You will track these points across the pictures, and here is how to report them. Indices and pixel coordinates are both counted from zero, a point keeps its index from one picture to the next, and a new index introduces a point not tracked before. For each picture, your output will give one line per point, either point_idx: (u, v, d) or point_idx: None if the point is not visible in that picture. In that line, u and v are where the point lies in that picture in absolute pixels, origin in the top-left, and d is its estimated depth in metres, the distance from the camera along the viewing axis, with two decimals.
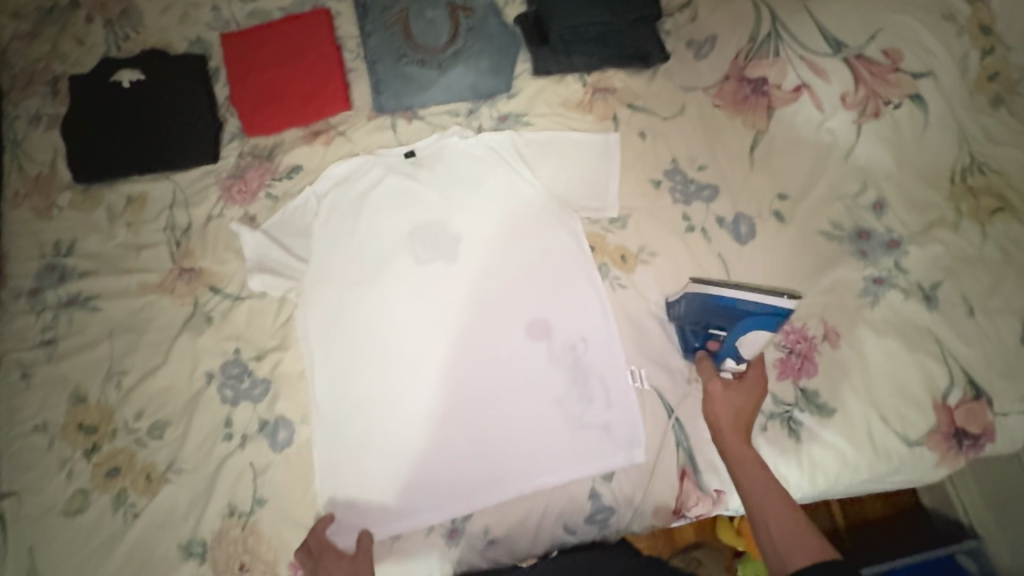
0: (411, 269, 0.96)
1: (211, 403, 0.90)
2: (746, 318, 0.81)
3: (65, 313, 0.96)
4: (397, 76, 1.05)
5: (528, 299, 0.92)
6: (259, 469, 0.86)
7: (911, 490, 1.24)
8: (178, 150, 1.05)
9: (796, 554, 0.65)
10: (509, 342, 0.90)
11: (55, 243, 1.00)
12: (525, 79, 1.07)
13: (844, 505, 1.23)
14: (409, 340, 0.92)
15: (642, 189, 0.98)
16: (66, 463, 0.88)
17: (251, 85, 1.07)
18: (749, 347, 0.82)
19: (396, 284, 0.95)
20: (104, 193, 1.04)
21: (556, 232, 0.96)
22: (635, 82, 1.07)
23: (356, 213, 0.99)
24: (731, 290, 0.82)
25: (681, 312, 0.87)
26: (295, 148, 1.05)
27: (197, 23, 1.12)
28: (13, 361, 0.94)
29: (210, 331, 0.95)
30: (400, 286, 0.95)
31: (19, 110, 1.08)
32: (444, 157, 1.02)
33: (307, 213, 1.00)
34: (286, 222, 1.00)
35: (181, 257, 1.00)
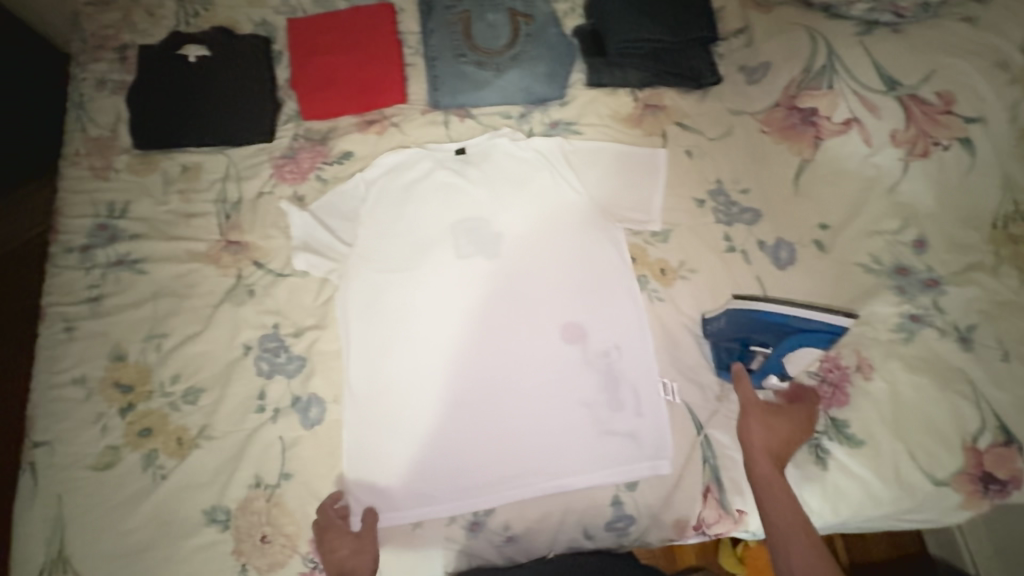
0: (452, 262, 0.97)
1: (247, 374, 0.92)
2: (795, 335, 0.85)
3: (113, 272, 0.98)
4: (455, 73, 1.07)
5: (565, 302, 0.93)
6: (289, 443, 0.88)
7: (917, 535, 1.24)
8: (235, 125, 1.08)
9: None
10: (544, 343, 0.91)
11: (109, 204, 1.03)
12: (578, 88, 1.10)
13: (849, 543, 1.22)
14: (445, 331, 0.93)
15: (686, 205, 0.99)
16: (101, 418, 0.90)
17: (312, 70, 1.10)
18: (795, 364, 0.88)
19: (437, 275, 0.96)
20: (161, 160, 1.06)
21: (598, 239, 0.96)
22: (685, 101, 1.09)
23: (403, 203, 1.01)
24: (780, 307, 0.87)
25: (720, 328, 0.89)
26: (349, 134, 1.08)
27: (265, 6, 1.16)
28: (57, 314, 0.96)
29: (252, 303, 0.97)
30: (440, 278, 0.96)
31: (86, 73, 1.12)
32: (493, 156, 1.03)
33: (356, 197, 1.02)
34: (333, 206, 1.02)
35: (229, 229, 1.02)
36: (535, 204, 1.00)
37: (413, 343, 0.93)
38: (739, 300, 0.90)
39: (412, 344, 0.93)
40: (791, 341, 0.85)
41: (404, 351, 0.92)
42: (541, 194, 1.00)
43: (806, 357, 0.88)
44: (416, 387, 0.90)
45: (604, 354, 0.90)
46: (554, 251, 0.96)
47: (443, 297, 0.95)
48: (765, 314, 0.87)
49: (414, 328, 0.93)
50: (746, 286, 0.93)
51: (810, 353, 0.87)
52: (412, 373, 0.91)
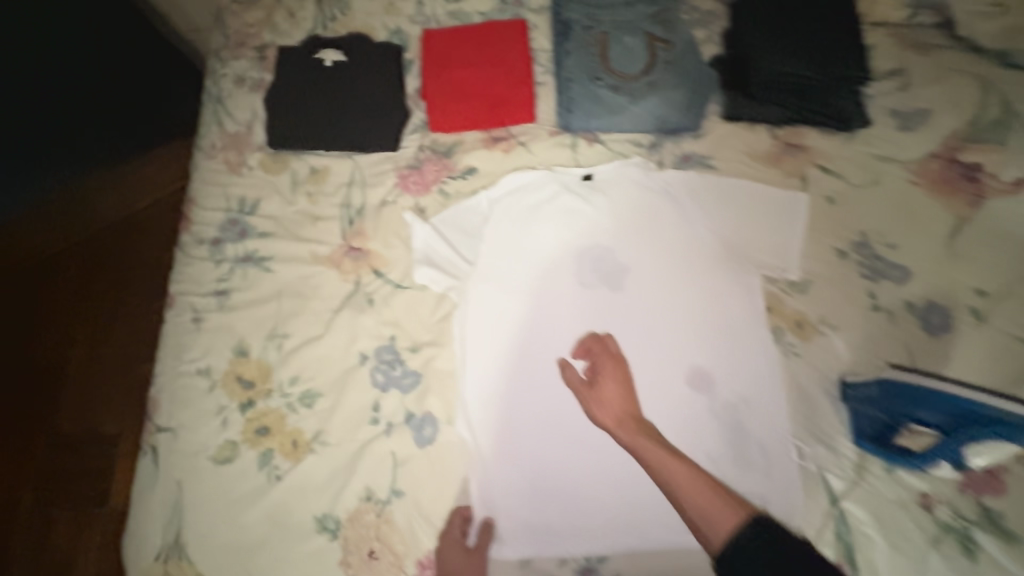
0: (575, 292, 0.95)
1: (362, 383, 0.92)
2: (981, 429, 0.72)
3: (240, 267, 1.01)
4: (589, 96, 1.05)
5: (693, 347, 0.89)
6: (401, 459, 0.87)
7: None
8: (364, 132, 1.09)
9: None
10: (669, 387, 0.88)
11: (240, 200, 1.06)
12: (713, 120, 1.05)
13: None
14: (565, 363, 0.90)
15: (826, 256, 0.94)
16: (222, 411, 0.92)
17: (443, 82, 1.10)
18: (978, 456, 0.74)
19: (559, 303, 0.94)
20: (291, 160, 1.09)
21: (731, 284, 0.92)
22: (829, 143, 1.03)
23: (526, 226, 1.00)
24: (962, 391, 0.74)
25: (871, 396, 0.81)
26: (474, 150, 1.07)
27: (400, 15, 1.17)
28: (187, 304, 0.99)
29: (371, 312, 0.97)
30: (562, 307, 0.94)
31: (227, 70, 1.15)
32: (621, 184, 1.00)
33: (479, 215, 1.01)
34: (456, 221, 1.01)
35: (351, 235, 1.03)
36: (664, 239, 0.97)
37: (531, 371, 0.91)
38: (898, 371, 0.81)
39: (531, 372, 0.91)
40: (972, 432, 0.73)
41: (523, 378, 0.90)
42: (671, 229, 0.97)
43: (994, 452, 0.74)
44: (534, 418, 0.88)
45: (733, 408, 0.86)
46: (682, 291, 0.93)
47: (564, 327, 0.93)
48: (953, 396, 0.74)
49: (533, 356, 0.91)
50: (892, 349, 0.87)
51: (1002, 449, 0.73)
52: (530, 403, 0.89)
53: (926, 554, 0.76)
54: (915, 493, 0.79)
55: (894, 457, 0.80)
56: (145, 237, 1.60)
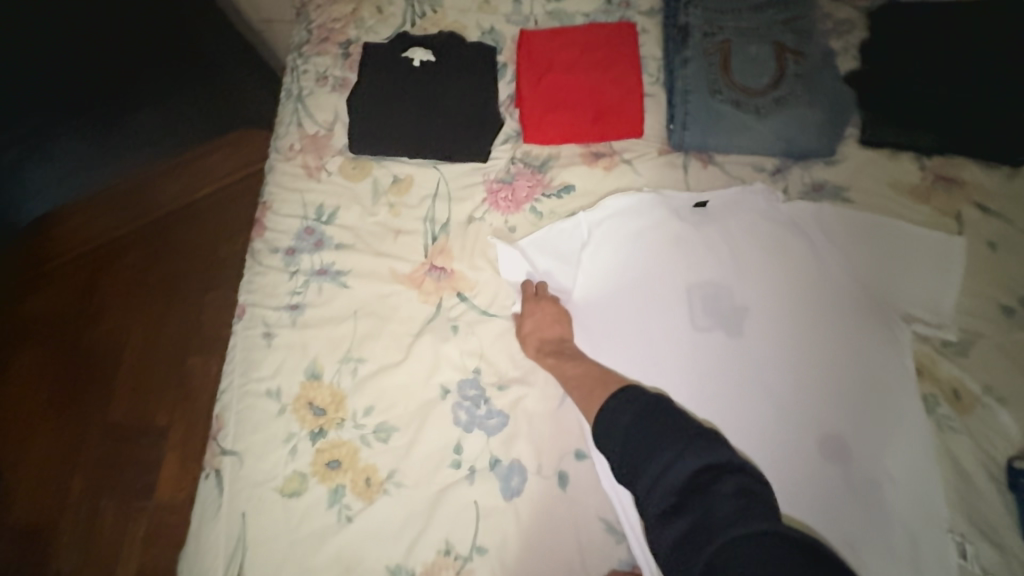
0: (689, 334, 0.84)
1: (443, 420, 0.84)
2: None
3: (315, 281, 0.94)
4: (708, 111, 0.93)
5: (828, 409, 0.77)
6: (484, 511, 0.78)
7: None
8: (453, 139, 1.00)
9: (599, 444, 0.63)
10: (798, 456, 0.76)
11: (318, 207, 0.99)
12: (849, 146, 0.93)
13: None
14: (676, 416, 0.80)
15: (988, 313, 0.80)
16: (291, 438, 0.85)
17: (541, 88, 1.00)
18: None
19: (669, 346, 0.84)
20: (373, 166, 1.01)
21: (875, 339, 0.79)
22: (988, 178, 0.89)
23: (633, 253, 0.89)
24: None
25: None
26: (573, 165, 0.97)
27: (496, 13, 1.08)
28: (258, 316, 0.93)
29: (454, 340, 0.88)
30: (672, 350, 0.83)
31: (308, 65, 1.08)
32: (743, 213, 0.89)
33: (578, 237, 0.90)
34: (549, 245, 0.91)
35: (435, 252, 0.94)
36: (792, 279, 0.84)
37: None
38: None
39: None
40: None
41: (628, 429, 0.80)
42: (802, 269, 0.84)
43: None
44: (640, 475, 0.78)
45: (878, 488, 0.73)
46: (814, 342, 0.80)
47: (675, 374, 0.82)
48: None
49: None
50: None
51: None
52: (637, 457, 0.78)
53: None
54: None
55: None
56: (203, 229, 1.57)
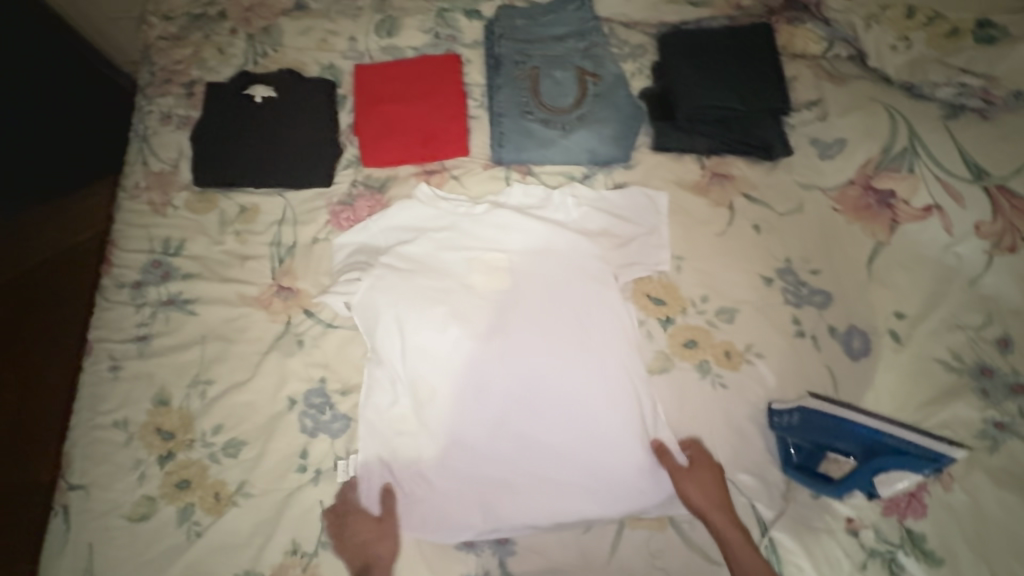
0: (461, 314, 0.93)
1: (290, 429, 0.89)
2: (887, 457, 0.77)
3: (162, 311, 0.97)
4: (521, 131, 1.06)
5: (602, 413, 0.86)
6: (329, 508, 0.85)
7: None
8: (295, 167, 1.07)
9: None
10: (590, 460, 0.85)
11: (165, 240, 1.02)
12: (643, 152, 1.08)
13: None
14: (424, 378, 0.90)
15: (753, 283, 0.96)
16: (139, 465, 0.87)
17: (375, 118, 1.09)
18: (886, 487, 0.77)
19: (437, 326, 0.92)
20: (219, 199, 1.06)
21: (628, 347, 0.90)
22: (754, 172, 1.06)
23: (391, 271, 0.95)
24: (873, 421, 0.80)
25: (790, 425, 0.84)
26: (408, 184, 1.06)
27: (333, 50, 1.17)
28: (105, 351, 0.95)
29: (300, 354, 0.94)
30: (516, 330, 0.92)
31: (153, 107, 1.13)
32: (524, 244, 0.98)
33: (376, 253, 0.99)
34: (366, 262, 0.98)
35: (282, 273, 1.01)
36: (551, 296, 0.94)
37: (536, 392, 0.88)
38: (814, 398, 0.84)
39: (554, 395, 0.88)
40: (881, 460, 0.77)
41: (560, 400, 0.88)
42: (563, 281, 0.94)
43: (904, 480, 0.77)
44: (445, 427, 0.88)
45: (644, 468, 0.84)
46: (587, 356, 0.90)
47: (472, 351, 0.91)
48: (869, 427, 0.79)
49: (564, 378, 0.89)
50: (820, 377, 0.89)
51: (907, 477, 0.76)
52: (556, 423, 0.87)
53: None
54: (842, 519, 0.81)
55: (813, 484, 0.82)
56: (65, 278, 1.53)
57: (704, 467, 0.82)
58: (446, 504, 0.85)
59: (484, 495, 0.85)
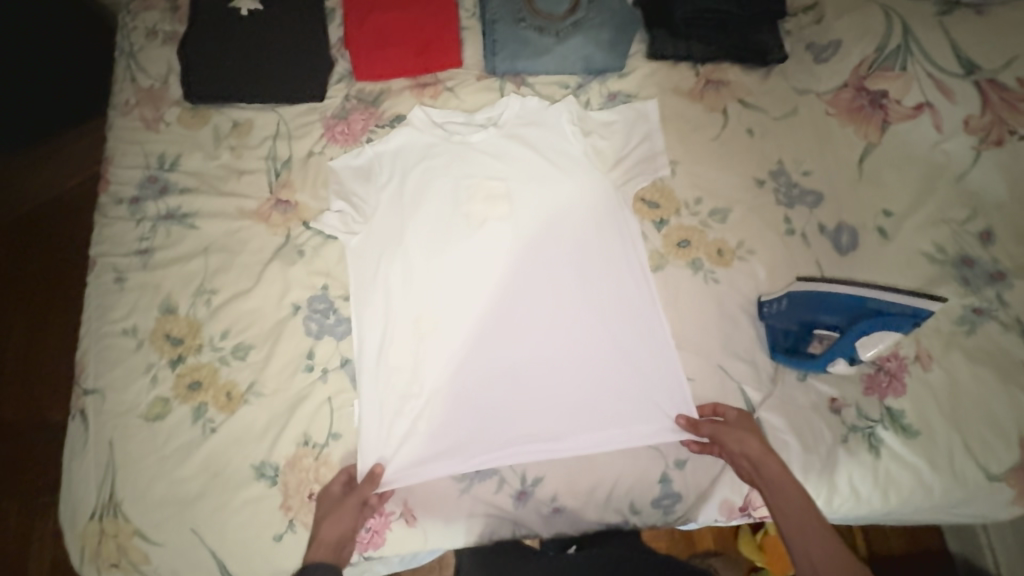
0: (462, 249, 0.95)
1: (296, 333, 0.92)
2: (869, 319, 0.82)
3: (163, 225, 0.98)
4: (515, 39, 1.04)
5: (602, 338, 0.91)
6: (338, 404, 0.89)
7: (937, 532, 1.23)
8: (288, 82, 1.06)
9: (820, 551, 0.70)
10: (588, 383, 0.89)
11: (160, 156, 1.02)
12: (637, 60, 1.07)
13: (867, 534, 1.22)
14: (426, 311, 0.92)
15: (745, 185, 0.98)
16: (152, 368, 0.90)
17: (365, 27, 1.06)
18: (868, 347, 0.82)
19: (441, 261, 0.94)
20: (211, 114, 1.05)
21: (633, 272, 0.93)
22: (748, 78, 1.06)
23: (389, 207, 0.95)
24: (855, 290, 0.85)
25: (778, 309, 0.88)
26: (401, 97, 1.06)
27: None
28: (108, 265, 0.96)
29: (302, 263, 0.96)
30: (516, 264, 0.94)
31: (137, 22, 1.10)
32: (520, 168, 0.97)
33: (367, 181, 0.96)
34: (351, 190, 0.95)
35: (279, 187, 1.01)
36: (551, 229, 0.96)
37: (537, 324, 0.92)
38: (799, 282, 0.89)
39: (554, 327, 0.92)
40: (863, 323, 0.82)
41: (559, 332, 0.92)
42: (557, 212, 0.96)
43: (883, 342, 0.82)
44: (434, 353, 0.90)
45: (642, 386, 0.88)
46: (587, 287, 0.93)
47: (475, 285, 0.93)
48: (852, 296, 0.84)
49: (563, 311, 0.92)
50: (810, 272, 0.92)
51: (887, 339, 0.81)
52: (545, 346, 0.91)
53: (834, 450, 0.83)
54: (826, 399, 0.86)
55: (801, 364, 0.86)
56: (56, 218, 1.52)
57: (741, 416, 0.84)
58: (441, 426, 0.87)
59: (483, 421, 0.87)
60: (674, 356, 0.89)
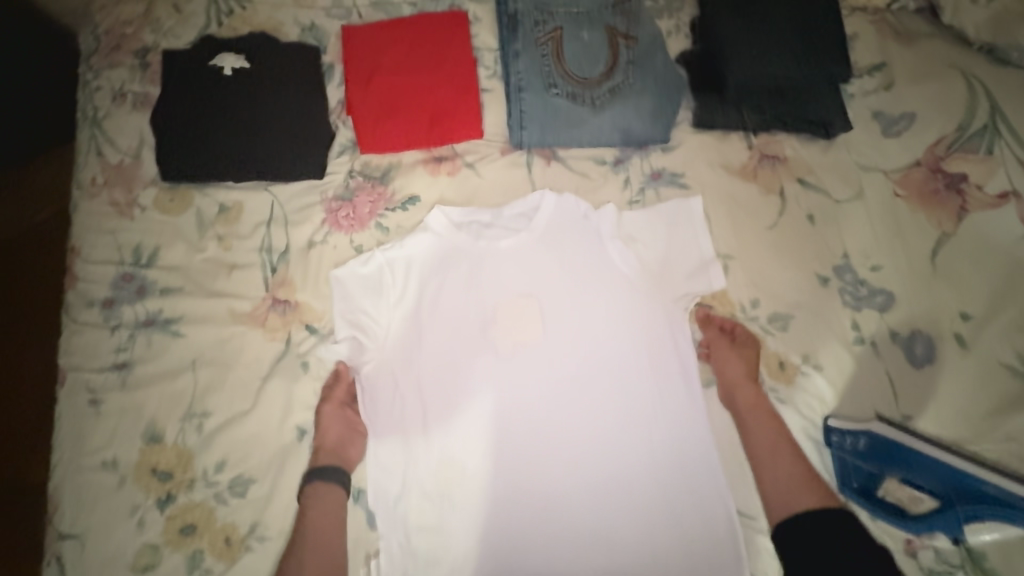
0: (490, 381, 0.83)
1: (303, 464, 0.82)
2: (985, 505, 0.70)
3: (142, 334, 0.85)
4: (544, 108, 0.90)
5: (653, 486, 0.80)
6: (355, 546, 0.80)
7: None
8: (281, 156, 0.91)
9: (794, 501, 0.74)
10: (636, 544, 0.78)
11: (135, 249, 0.88)
12: (683, 129, 0.94)
13: None
14: (449, 454, 0.81)
15: (806, 284, 0.87)
16: (136, 510, 0.79)
17: (374, 93, 0.93)
18: (974, 532, 0.71)
19: (466, 395, 0.83)
20: (194, 196, 0.90)
21: (687, 405, 0.82)
22: (809, 151, 0.93)
23: (409, 332, 0.85)
24: (971, 465, 0.72)
25: (858, 449, 0.77)
26: (413, 174, 0.92)
27: (314, 7, 0.98)
28: (81, 383, 0.83)
29: (308, 378, 0.85)
30: (551, 399, 0.82)
31: (101, 81, 0.94)
32: (551, 274, 0.86)
33: (383, 296, 0.86)
34: (367, 304, 0.86)
35: (276, 285, 0.88)
36: (588, 345, 0.83)
37: (576, 471, 0.80)
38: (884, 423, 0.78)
39: (596, 474, 0.80)
40: (977, 507, 0.71)
41: (602, 481, 0.80)
42: (594, 326, 0.84)
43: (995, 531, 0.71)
44: (458, 495, 0.80)
45: (701, 542, 0.78)
46: (634, 424, 0.81)
47: (503, 423, 0.82)
48: (956, 471, 0.73)
49: (604, 445, 0.81)
50: (880, 389, 0.82)
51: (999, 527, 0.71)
52: (582, 488, 0.80)
53: None
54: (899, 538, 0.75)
55: (878, 511, 0.76)
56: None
57: (750, 338, 0.84)
58: None
59: None
60: (733, 504, 0.79)
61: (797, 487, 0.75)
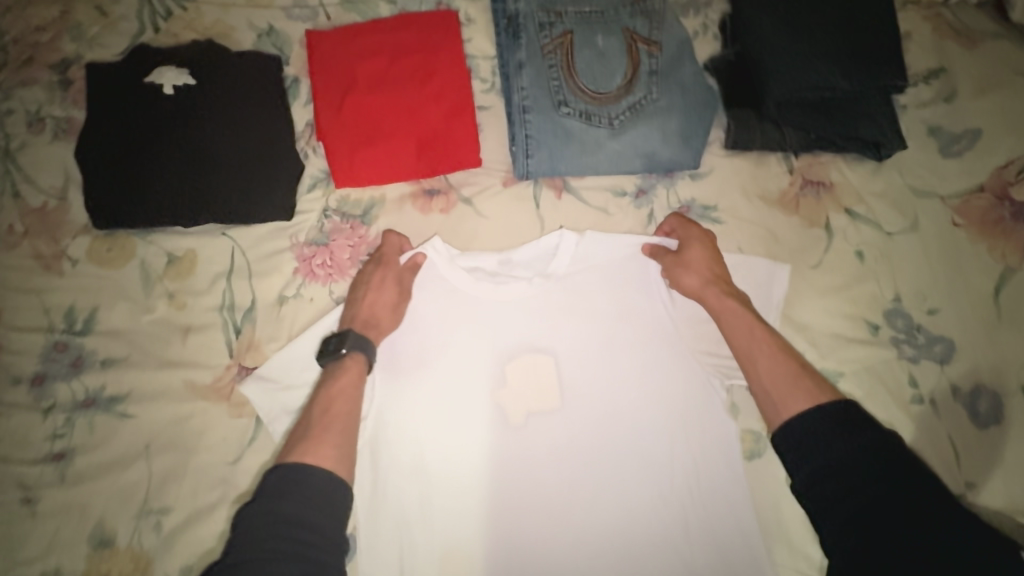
0: (500, 452, 0.71)
1: None
2: None
3: (82, 416, 0.71)
4: (554, 131, 0.77)
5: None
6: None
7: None
8: (239, 193, 0.76)
9: (790, 401, 0.59)
10: None
11: (69, 312, 0.74)
12: (714, 152, 0.82)
13: None
14: (452, 545, 0.69)
15: (856, 331, 0.77)
16: None
17: (348, 115, 0.77)
18: None
19: (470, 472, 0.71)
20: (136, 245, 0.76)
21: (730, 482, 0.71)
22: (855, 175, 0.82)
23: (405, 399, 0.71)
24: None
25: None
26: (400, 212, 0.78)
27: (272, 8, 0.82)
28: (9, 480, 0.69)
29: None
30: (571, 474, 0.71)
31: (12, 103, 0.77)
32: (569, 329, 0.73)
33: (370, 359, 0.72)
34: None
35: (242, 350, 0.74)
36: (613, 412, 0.72)
37: (600, 561, 0.69)
38: None
39: (623, 564, 0.69)
40: None
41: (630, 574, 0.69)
42: (620, 389, 0.72)
43: None
44: None
45: None
46: (668, 505, 0.70)
47: (515, 505, 0.70)
48: None
49: (631, 531, 0.70)
50: (938, 453, 0.73)
51: None
52: None
53: None
54: None
55: None
56: None
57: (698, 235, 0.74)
58: None
59: None
60: None
61: (784, 384, 0.60)
